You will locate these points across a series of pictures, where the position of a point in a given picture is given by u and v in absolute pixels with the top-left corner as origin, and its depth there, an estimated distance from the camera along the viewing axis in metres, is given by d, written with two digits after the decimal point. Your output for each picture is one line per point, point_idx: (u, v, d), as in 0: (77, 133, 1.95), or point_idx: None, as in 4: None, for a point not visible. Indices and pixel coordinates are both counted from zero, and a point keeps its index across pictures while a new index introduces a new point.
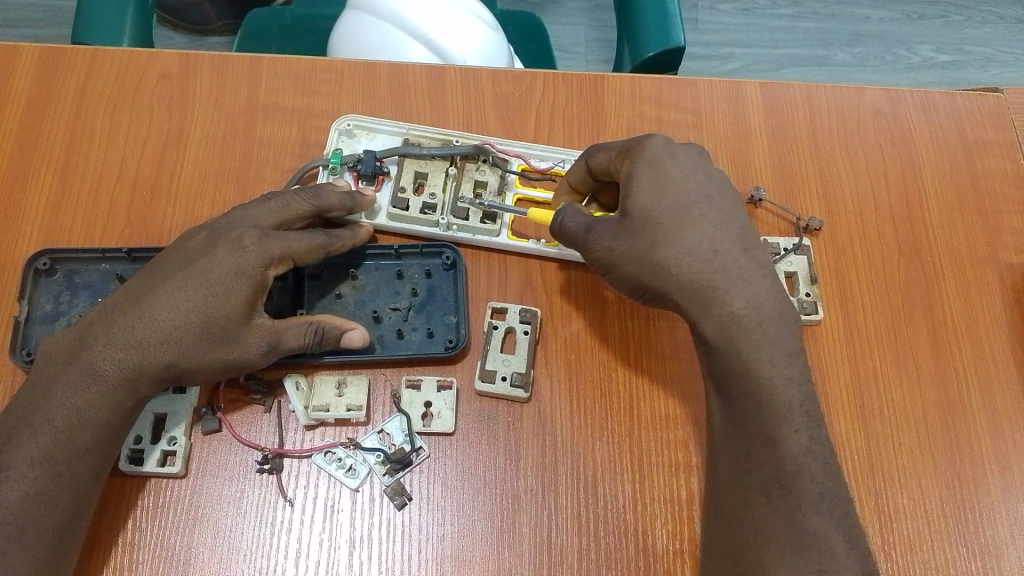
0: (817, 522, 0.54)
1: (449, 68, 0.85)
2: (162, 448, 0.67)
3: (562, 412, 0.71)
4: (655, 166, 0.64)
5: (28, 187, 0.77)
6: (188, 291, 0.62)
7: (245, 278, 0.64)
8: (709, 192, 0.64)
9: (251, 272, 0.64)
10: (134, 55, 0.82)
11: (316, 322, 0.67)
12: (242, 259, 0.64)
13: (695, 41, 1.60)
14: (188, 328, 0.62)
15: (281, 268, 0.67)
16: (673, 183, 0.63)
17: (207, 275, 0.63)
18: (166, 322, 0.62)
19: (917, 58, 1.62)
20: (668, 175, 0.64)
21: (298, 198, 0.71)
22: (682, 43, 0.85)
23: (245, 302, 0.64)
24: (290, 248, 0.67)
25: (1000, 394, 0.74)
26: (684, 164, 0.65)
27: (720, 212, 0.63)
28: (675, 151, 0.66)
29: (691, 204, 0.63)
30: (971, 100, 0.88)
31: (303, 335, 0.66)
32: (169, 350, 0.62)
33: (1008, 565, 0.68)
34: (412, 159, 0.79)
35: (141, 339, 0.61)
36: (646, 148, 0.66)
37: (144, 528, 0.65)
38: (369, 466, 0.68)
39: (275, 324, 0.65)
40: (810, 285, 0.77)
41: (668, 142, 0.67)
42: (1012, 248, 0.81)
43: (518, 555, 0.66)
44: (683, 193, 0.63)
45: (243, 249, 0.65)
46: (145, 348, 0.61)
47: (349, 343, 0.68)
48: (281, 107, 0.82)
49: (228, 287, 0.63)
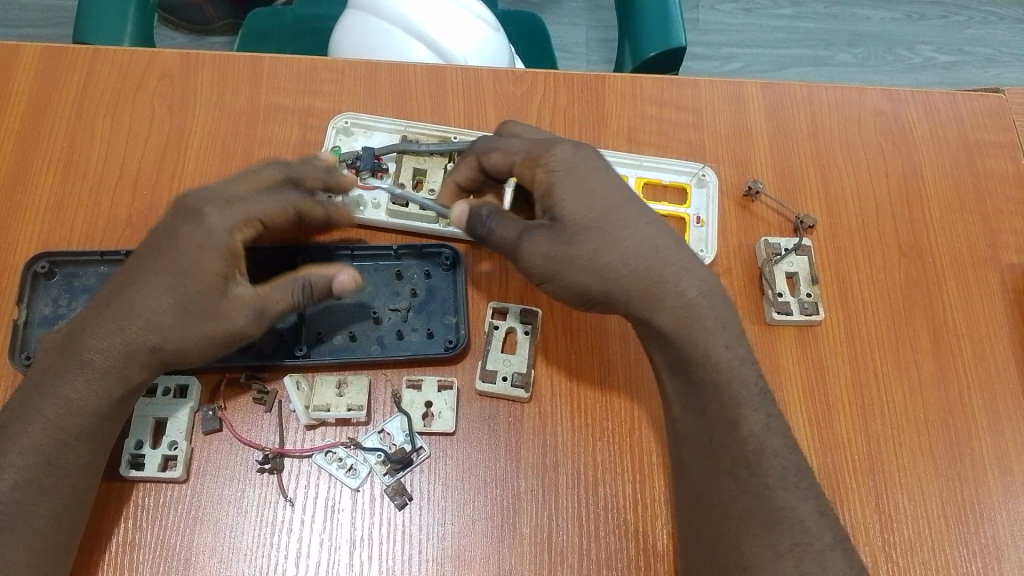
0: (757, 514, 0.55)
1: (450, 67, 0.85)
2: (163, 452, 0.67)
3: (563, 412, 0.71)
4: (574, 173, 0.61)
5: (29, 187, 0.77)
6: (161, 272, 0.61)
7: (213, 249, 0.61)
8: (629, 193, 0.62)
9: (216, 241, 0.62)
10: (135, 54, 0.82)
11: (302, 279, 0.66)
12: (206, 233, 0.62)
13: (695, 41, 1.60)
14: (164, 309, 0.60)
15: (248, 232, 0.65)
16: (600, 185, 0.61)
17: (173, 253, 0.61)
18: (142, 307, 0.60)
19: (918, 59, 1.62)
20: (592, 179, 0.61)
21: (266, 166, 0.69)
22: (682, 43, 0.84)
23: (217, 274, 0.61)
24: (253, 211, 0.65)
25: (1001, 395, 0.74)
26: (598, 165, 0.63)
27: (646, 210, 0.62)
28: (584, 154, 0.63)
29: (621, 205, 0.61)
30: (972, 100, 0.88)
31: (291, 295, 0.66)
32: (151, 334, 0.60)
33: (1008, 565, 0.68)
34: (411, 156, 0.79)
35: (122, 327, 0.60)
36: (557, 154, 0.63)
37: (144, 527, 0.65)
38: (369, 466, 0.68)
39: (258, 294, 0.64)
40: (810, 286, 0.77)
41: (570, 144, 0.64)
42: (1013, 248, 0.81)
43: (518, 555, 0.66)
44: (610, 197, 0.61)
45: (207, 222, 0.62)
46: (129, 335, 0.60)
47: (341, 288, 0.67)
48: (282, 107, 0.82)
49: (197, 260, 0.61)
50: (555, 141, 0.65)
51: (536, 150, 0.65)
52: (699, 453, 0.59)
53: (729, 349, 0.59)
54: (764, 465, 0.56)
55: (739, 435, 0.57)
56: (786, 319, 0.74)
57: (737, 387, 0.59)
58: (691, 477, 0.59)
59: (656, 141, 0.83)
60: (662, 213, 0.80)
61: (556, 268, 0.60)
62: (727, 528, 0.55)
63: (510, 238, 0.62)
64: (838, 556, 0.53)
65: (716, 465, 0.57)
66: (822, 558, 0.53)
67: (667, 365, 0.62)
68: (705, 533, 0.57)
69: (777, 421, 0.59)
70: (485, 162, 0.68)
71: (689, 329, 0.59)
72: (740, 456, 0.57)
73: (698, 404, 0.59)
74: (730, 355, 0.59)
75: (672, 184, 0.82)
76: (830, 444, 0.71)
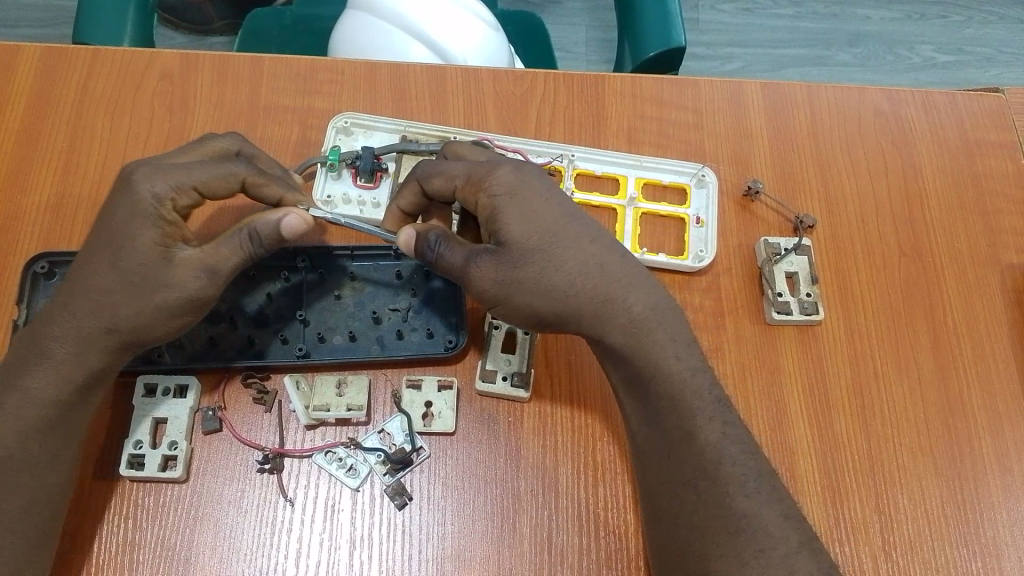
0: (746, 510, 0.54)
1: (449, 67, 0.85)
2: (163, 452, 0.67)
3: (563, 412, 0.71)
4: (516, 198, 0.59)
5: (29, 187, 0.77)
6: (102, 251, 0.60)
7: (145, 220, 0.59)
8: (571, 212, 0.61)
9: (146, 210, 0.59)
10: (135, 54, 0.83)
11: (246, 229, 0.61)
12: (135, 202, 0.59)
13: (695, 41, 1.59)
14: (108, 287, 0.59)
15: (186, 198, 0.61)
16: (541, 210, 0.59)
17: (109, 231, 0.59)
18: (90, 287, 0.60)
19: (917, 58, 1.62)
20: (533, 203, 0.59)
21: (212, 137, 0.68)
22: (682, 43, 0.84)
23: (154, 242, 0.59)
24: (187, 177, 0.61)
25: (1001, 395, 0.74)
26: (539, 187, 0.61)
27: (590, 226, 0.61)
28: (525, 176, 0.61)
29: (564, 228, 0.59)
30: (972, 100, 0.88)
31: (240, 247, 0.62)
32: (100, 316, 0.60)
33: (1008, 565, 0.68)
34: (411, 156, 0.79)
35: (74, 310, 0.60)
36: (498, 178, 0.60)
37: (144, 527, 0.65)
38: (369, 466, 0.68)
39: (202, 254, 0.61)
40: (810, 286, 0.77)
41: (510, 166, 0.61)
42: (1012, 248, 0.81)
43: (518, 555, 0.66)
44: (554, 221, 0.59)
45: (136, 191, 0.59)
46: (81, 318, 0.60)
47: (290, 231, 0.63)
48: (282, 107, 0.82)
49: (130, 233, 0.59)
50: (496, 162, 0.62)
51: (476, 169, 0.62)
52: (661, 464, 0.58)
53: (680, 360, 0.60)
54: (723, 474, 0.55)
55: (737, 435, 0.57)
56: (786, 318, 0.74)
57: (689, 396, 0.58)
58: (662, 487, 0.58)
59: (656, 141, 0.83)
60: (662, 213, 0.81)
61: (506, 293, 0.59)
62: (693, 539, 0.54)
63: (457, 263, 0.61)
64: (805, 558, 0.53)
65: (676, 477, 0.56)
66: (788, 562, 0.52)
67: (623, 382, 0.61)
68: (672, 545, 0.56)
69: (733, 429, 0.58)
70: (427, 187, 0.65)
71: (640, 343, 0.59)
72: (699, 466, 0.56)
73: (659, 415, 0.59)
74: (680, 365, 0.59)
75: (672, 184, 0.82)
76: (830, 444, 0.71)
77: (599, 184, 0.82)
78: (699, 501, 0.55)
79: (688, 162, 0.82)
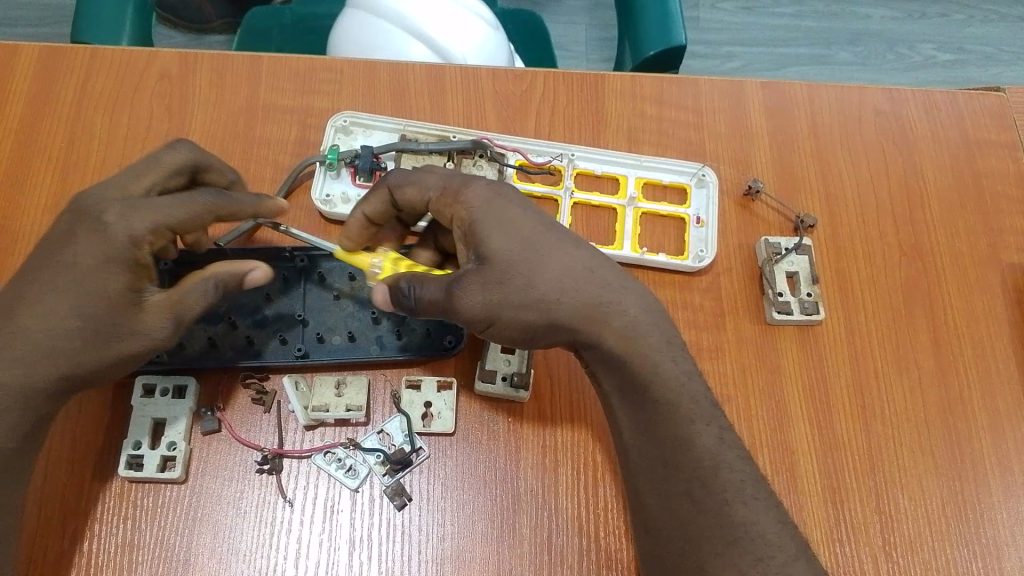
0: (742, 513, 0.54)
1: (449, 66, 0.84)
2: (162, 453, 0.66)
3: (562, 412, 0.71)
4: (493, 208, 0.59)
5: (28, 187, 0.77)
6: (64, 292, 0.56)
7: (118, 265, 0.57)
8: (550, 223, 0.60)
9: (122, 254, 0.57)
10: (134, 53, 0.82)
11: (213, 277, 0.61)
12: (108, 242, 0.57)
13: (696, 40, 1.59)
14: (71, 333, 0.56)
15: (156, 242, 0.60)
16: (519, 219, 0.59)
17: (72, 270, 0.57)
18: (44, 332, 0.56)
19: (918, 57, 1.61)
20: (511, 213, 0.59)
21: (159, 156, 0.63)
22: (682, 42, 0.84)
23: (126, 288, 0.58)
24: (164, 216, 0.60)
25: (1001, 395, 0.74)
26: (514, 199, 0.61)
27: (570, 236, 0.60)
28: (500, 188, 0.61)
29: (543, 237, 0.59)
30: (973, 99, 0.87)
31: (205, 294, 0.61)
32: (56, 362, 0.56)
33: (1008, 565, 0.68)
34: (411, 155, 0.78)
35: (22, 356, 0.55)
36: (471, 190, 0.60)
37: (143, 528, 0.65)
38: (369, 466, 0.68)
39: (171, 300, 0.60)
40: (811, 285, 0.76)
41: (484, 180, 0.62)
42: (1013, 248, 0.81)
43: (518, 555, 0.66)
44: (532, 229, 0.59)
45: (107, 231, 0.57)
46: (28, 364, 0.56)
47: (253, 283, 0.64)
48: (281, 107, 0.82)
49: (101, 279, 0.57)
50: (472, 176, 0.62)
51: (452, 183, 0.62)
52: None
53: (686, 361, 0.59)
54: (723, 480, 0.55)
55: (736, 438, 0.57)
56: (786, 319, 0.74)
57: (683, 402, 0.57)
58: None
59: (656, 140, 0.83)
60: (663, 213, 0.80)
61: (497, 307, 0.57)
62: (690, 545, 0.54)
63: (439, 297, 0.57)
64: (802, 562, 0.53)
65: (678, 480, 0.56)
66: None
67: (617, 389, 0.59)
68: (673, 550, 0.56)
69: (729, 434, 0.58)
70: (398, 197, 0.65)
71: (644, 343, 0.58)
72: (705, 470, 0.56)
73: None
74: (681, 367, 0.58)
75: (672, 184, 0.82)
76: (830, 444, 0.71)
77: (600, 184, 0.82)
78: (699, 503, 0.55)
79: (688, 162, 0.82)
